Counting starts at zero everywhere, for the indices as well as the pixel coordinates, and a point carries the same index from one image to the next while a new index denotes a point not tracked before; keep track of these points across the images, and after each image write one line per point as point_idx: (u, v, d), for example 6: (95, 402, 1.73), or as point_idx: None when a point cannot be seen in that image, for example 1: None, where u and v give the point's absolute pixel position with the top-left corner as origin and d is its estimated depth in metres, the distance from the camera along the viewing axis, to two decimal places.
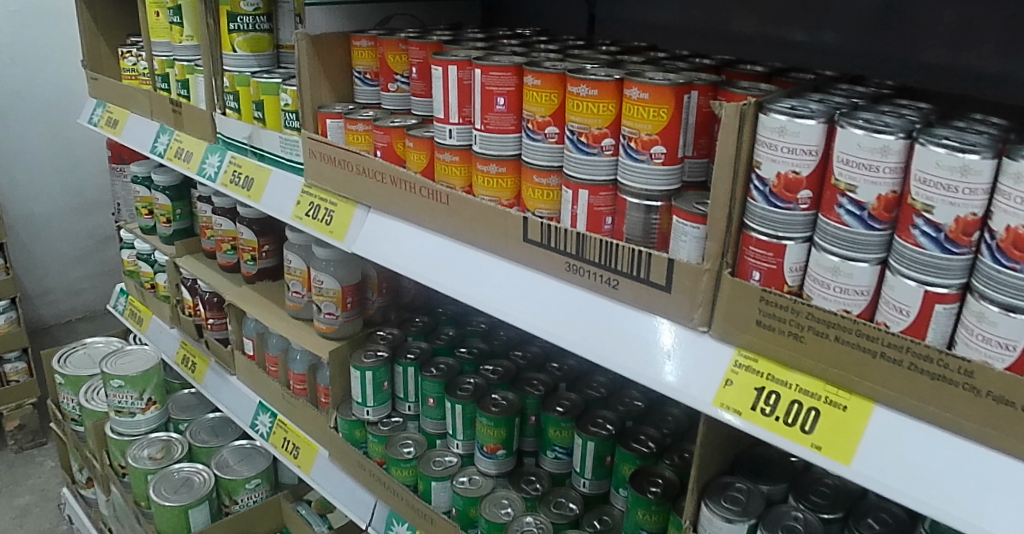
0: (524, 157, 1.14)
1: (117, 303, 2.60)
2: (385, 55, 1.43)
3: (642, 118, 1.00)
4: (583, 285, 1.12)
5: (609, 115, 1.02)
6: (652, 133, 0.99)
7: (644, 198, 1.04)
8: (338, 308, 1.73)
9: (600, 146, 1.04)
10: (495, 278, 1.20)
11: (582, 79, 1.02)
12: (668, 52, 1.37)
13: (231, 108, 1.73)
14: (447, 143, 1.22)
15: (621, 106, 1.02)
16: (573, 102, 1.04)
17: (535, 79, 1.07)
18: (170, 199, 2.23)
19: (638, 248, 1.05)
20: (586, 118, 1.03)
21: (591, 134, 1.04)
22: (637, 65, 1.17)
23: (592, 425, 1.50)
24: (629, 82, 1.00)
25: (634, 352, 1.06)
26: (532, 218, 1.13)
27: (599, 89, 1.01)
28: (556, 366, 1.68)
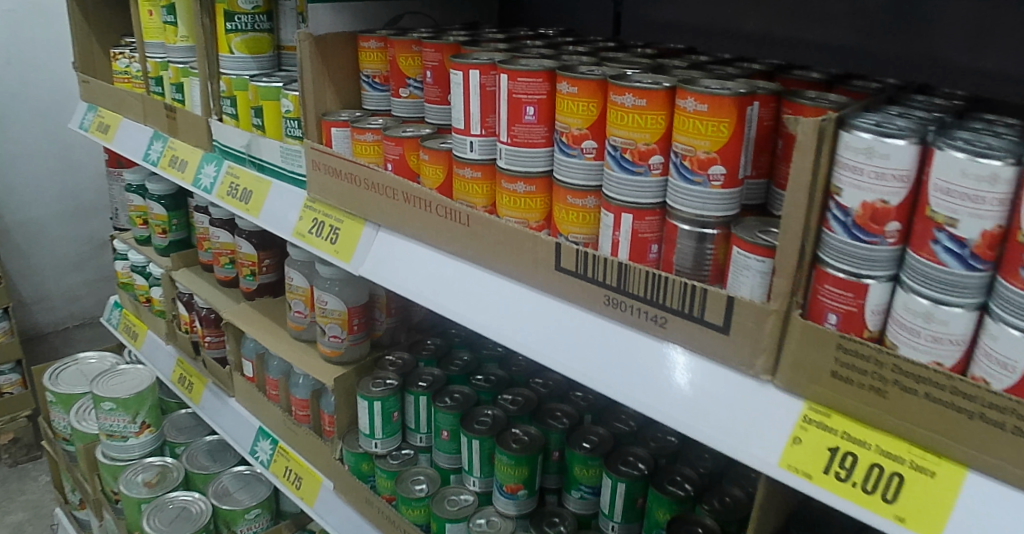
0: (556, 174, 1.00)
1: (111, 316, 2.48)
2: (396, 57, 1.30)
3: (698, 132, 0.86)
4: (624, 322, 0.98)
5: (658, 129, 0.89)
6: (710, 151, 0.86)
7: (698, 225, 0.91)
8: (344, 331, 1.60)
9: (648, 165, 0.91)
10: (506, 300, 1.08)
11: (627, 87, 0.88)
12: (710, 55, 1.23)
13: (228, 114, 1.60)
14: (468, 158, 1.08)
15: (671, 119, 0.88)
16: (616, 113, 0.90)
17: (571, 86, 0.94)
18: (165, 208, 2.10)
19: (692, 283, 0.92)
20: (631, 132, 0.90)
21: (637, 151, 0.90)
22: (683, 70, 1.03)
23: (622, 464, 1.37)
24: (683, 91, 0.86)
25: (670, 395, 0.95)
26: (566, 244, 1.00)
27: (647, 98, 0.88)
28: (580, 396, 1.54)
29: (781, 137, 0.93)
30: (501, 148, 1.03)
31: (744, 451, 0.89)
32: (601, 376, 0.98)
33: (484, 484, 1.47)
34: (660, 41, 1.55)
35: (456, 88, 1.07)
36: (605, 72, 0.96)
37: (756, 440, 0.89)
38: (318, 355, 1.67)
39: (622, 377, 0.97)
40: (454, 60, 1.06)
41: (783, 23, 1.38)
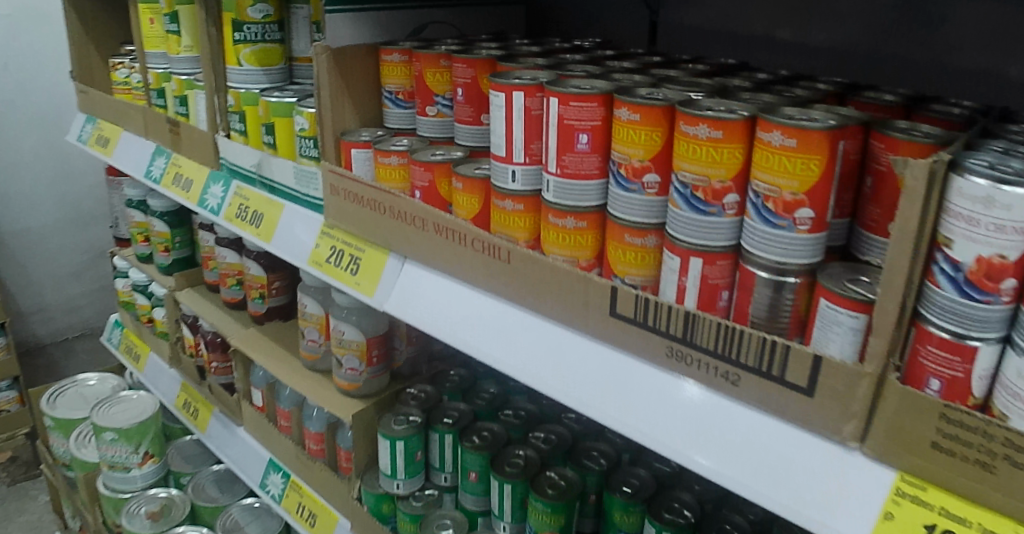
0: (611, 210, 0.89)
1: (113, 336, 2.38)
2: (422, 72, 1.19)
3: (784, 170, 0.75)
4: (688, 375, 0.88)
5: (735, 164, 0.78)
6: (797, 192, 0.75)
7: (777, 272, 0.80)
8: (362, 363, 1.50)
9: (722, 204, 0.80)
10: (518, 330, 1.00)
11: (702, 117, 0.77)
12: (768, 71, 1.12)
13: (236, 130, 1.49)
14: (509, 190, 0.97)
15: (751, 154, 0.77)
16: (686, 145, 0.79)
17: (633, 113, 0.83)
18: (168, 225, 1.99)
19: (773, 338, 0.81)
20: (704, 167, 0.79)
21: (710, 189, 0.79)
22: (750, 92, 0.92)
23: (666, 511, 1.25)
24: (767, 123, 0.75)
25: (691, 432, 0.87)
26: (623, 287, 0.89)
27: (725, 130, 0.77)
28: (615, 434, 1.43)
29: (870, 173, 0.82)
30: (548, 180, 0.92)
31: (766, 495, 0.82)
32: (616, 413, 0.91)
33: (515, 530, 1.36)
34: (700, 52, 1.44)
35: (496, 110, 0.96)
36: (669, 97, 0.85)
37: (789, 488, 0.81)
38: (333, 387, 1.56)
39: (639, 413, 0.89)
40: (495, 80, 0.95)
41: (841, 36, 1.26)
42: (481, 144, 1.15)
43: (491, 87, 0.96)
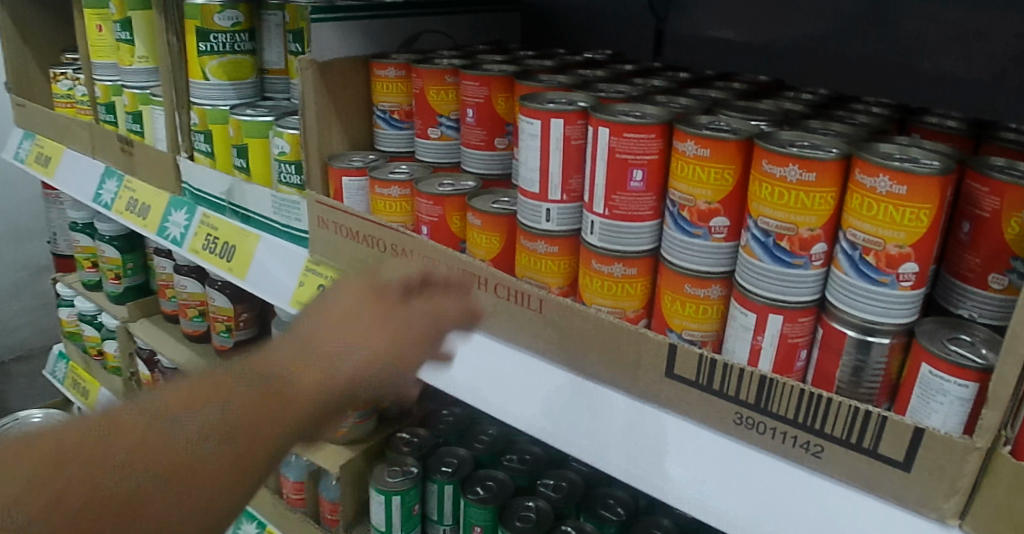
0: (665, 255, 0.79)
1: (57, 369, 2.17)
2: (423, 90, 1.05)
3: (889, 220, 0.66)
4: (756, 443, 0.77)
5: (827, 210, 0.68)
6: (904, 245, 0.66)
7: (866, 330, 0.71)
8: None
9: (809, 255, 0.70)
10: (499, 365, 0.93)
11: (790, 156, 0.68)
12: (802, 97, 1.05)
13: (201, 151, 1.32)
14: (544, 231, 0.87)
15: (846, 199, 0.68)
16: (768, 188, 0.70)
17: (700, 148, 0.72)
18: (119, 250, 1.81)
19: (865, 407, 0.71)
20: (791, 213, 0.69)
21: (797, 238, 0.70)
22: (810, 123, 0.84)
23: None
24: (871, 165, 0.65)
25: (682, 472, 0.79)
26: (684, 345, 0.78)
27: (818, 171, 0.67)
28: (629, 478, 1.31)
29: (968, 218, 0.73)
30: (592, 221, 0.82)
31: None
32: (626, 461, 0.82)
33: None
34: (713, 63, 1.33)
35: (528, 139, 0.84)
36: (736, 127, 0.75)
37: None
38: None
39: (655, 464, 0.81)
40: (526, 105, 0.84)
41: (872, 47, 1.16)
42: (491, 171, 1.03)
43: (520, 112, 0.85)
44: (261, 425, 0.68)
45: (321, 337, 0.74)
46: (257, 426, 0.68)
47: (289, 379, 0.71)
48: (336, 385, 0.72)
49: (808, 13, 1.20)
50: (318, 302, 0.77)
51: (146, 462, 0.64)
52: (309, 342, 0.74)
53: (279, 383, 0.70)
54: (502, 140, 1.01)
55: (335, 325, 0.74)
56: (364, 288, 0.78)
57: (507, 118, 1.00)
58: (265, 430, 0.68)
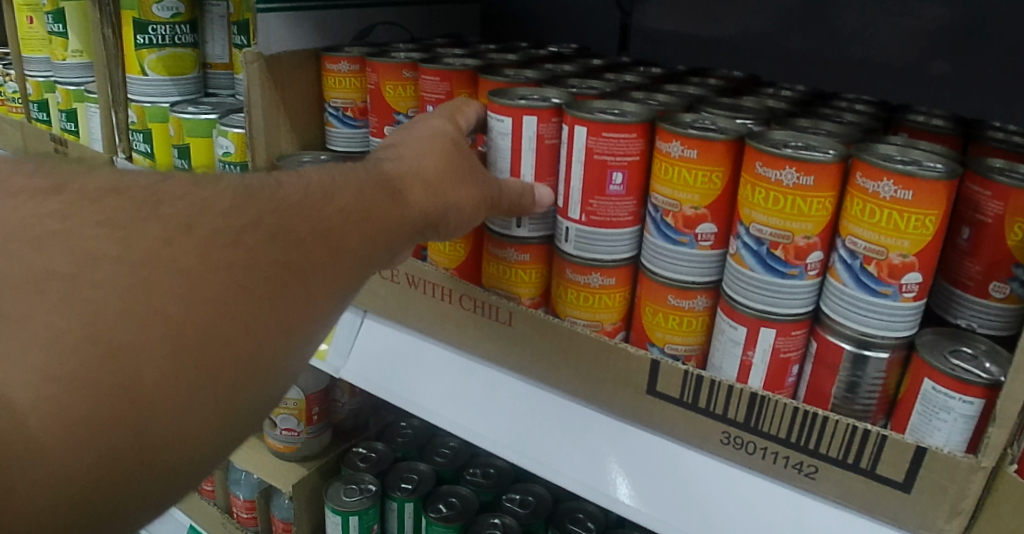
0: (647, 265, 0.77)
1: None
2: (379, 85, 0.98)
3: (893, 228, 0.65)
4: (747, 465, 0.72)
5: (824, 216, 0.68)
6: (908, 254, 0.66)
7: (862, 344, 0.70)
8: (300, 423, 1.27)
9: (804, 264, 0.70)
10: (460, 377, 0.86)
11: (786, 158, 0.67)
12: (775, 96, 1.02)
13: (140, 152, 1.22)
14: (520, 236, 0.81)
15: (845, 205, 0.68)
16: (762, 192, 0.69)
17: (687, 149, 0.71)
18: None
19: (864, 426, 0.65)
20: (787, 221, 0.68)
21: (793, 247, 0.69)
22: (794, 127, 0.84)
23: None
24: (874, 170, 0.65)
25: (659, 493, 0.74)
26: (667, 361, 0.72)
27: (815, 174, 0.67)
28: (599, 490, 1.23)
29: (968, 224, 0.69)
30: (567, 228, 0.78)
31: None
32: (607, 485, 0.76)
33: None
34: (682, 59, 1.28)
35: (498, 137, 0.78)
36: (722, 126, 0.75)
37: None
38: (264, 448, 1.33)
39: (639, 488, 0.75)
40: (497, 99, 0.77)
41: (845, 42, 1.12)
42: None
43: (489, 108, 0.78)
44: (385, 222, 0.62)
45: (434, 164, 0.70)
46: (387, 210, 0.63)
47: (404, 182, 0.67)
48: (435, 200, 0.68)
49: (782, 7, 1.16)
50: (399, 132, 0.75)
51: (246, 261, 0.51)
52: (411, 156, 0.69)
53: (398, 180, 0.66)
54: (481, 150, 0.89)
55: (449, 159, 0.71)
56: (444, 124, 0.75)
57: None
58: (392, 216, 0.63)
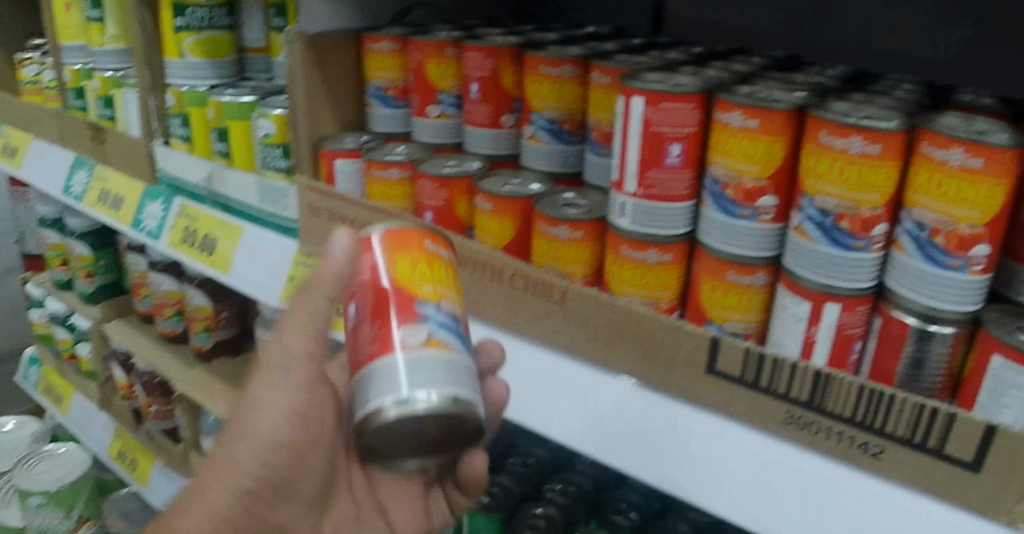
0: (705, 239, 0.75)
1: (30, 375, 2.05)
2: (421, 64, 0.96)
3: (960, 198, 0.63)
4: (811, 446, 0.70)
5: (889, 186, 0.66)
6: (976, 226, 0.63)
7: (929, 320, 0.68)
8: None
9: (870, 237, 0.68)
10: (514, 358, 0.84)
11: (853, 126, 0.65)
12: (821, 74, 0.99)
13: (178, 136, 1.21)
14: (374, 402, 0.61)
15: (911, 174, 0.66)
16: (826, 162, 0.67)
17: (747, 119, 0.70)
18: (90, 248, 1.65)
19: (933, 405, 0.62)
20: (851, 191, 0.66)
21: (858, 218, 0.67)
22: (849, 100, 0.81)
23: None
24: (940, 137, 0.63)
25: (714, 475, 0.72)
26: (729, 339, 0.70)
27: (882, 143, 0.65)
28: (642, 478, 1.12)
29: None
30: (622, 202, 0.76)
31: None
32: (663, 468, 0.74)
33: None
34: (721, 39, 1.24)
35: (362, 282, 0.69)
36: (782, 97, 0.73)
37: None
38: None
39: (695, 471, 0.73)
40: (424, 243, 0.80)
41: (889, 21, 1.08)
42: (500, 152, 0.94)
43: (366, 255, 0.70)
44: None
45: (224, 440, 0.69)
46: None
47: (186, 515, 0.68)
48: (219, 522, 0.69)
49: None
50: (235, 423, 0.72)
51: None
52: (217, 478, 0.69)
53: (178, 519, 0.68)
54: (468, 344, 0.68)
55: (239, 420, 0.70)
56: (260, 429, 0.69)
57: (514, 94, 0.92)
58: None
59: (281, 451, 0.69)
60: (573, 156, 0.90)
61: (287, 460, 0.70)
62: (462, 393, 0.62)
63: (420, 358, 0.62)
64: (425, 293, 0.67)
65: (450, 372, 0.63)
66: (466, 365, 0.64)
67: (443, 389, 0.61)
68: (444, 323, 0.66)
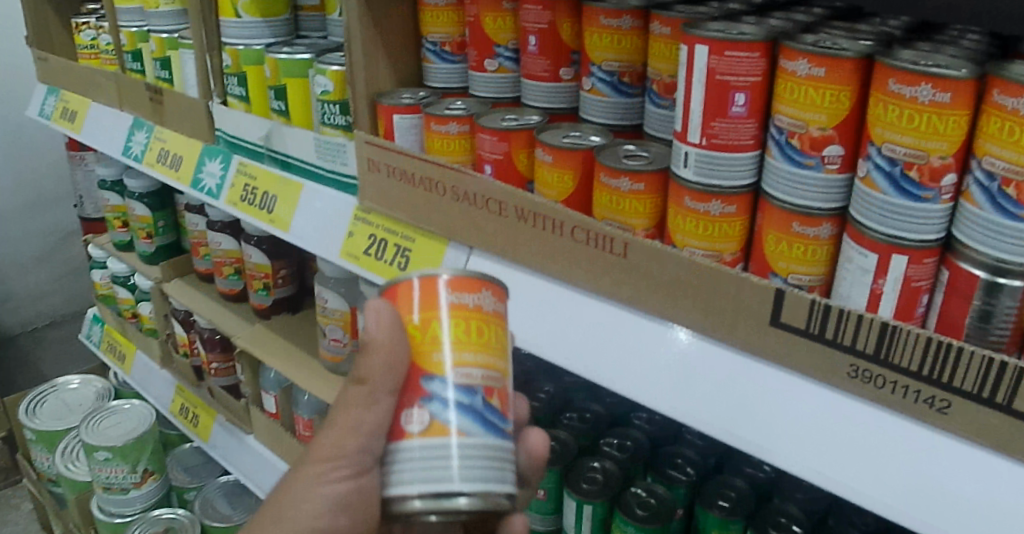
0: (769, 190, 0.75)
1: (92, 333, 2.11)
2: (478, 18, 0.95)
3: None
4: (876, 400, 0.69)
5: (960, 135, 0.64)
6: None
7: (997, 272, 0.66)
8: (346, 334, 1.28)
9: (939, 187, 0.66)
10: (576, 312, 0.84)
11: (923, 74, 0.63)
12: (885, 22, 0.96)
13: (235, 95, 1.22)
14: (402, 489, 0.65)
15: (983, 122, 0.64)
16: (894, 110, 0.65)
17: (814, 67, 0.68)
18: (149, 208, 1.69)
19: (1002, 358, 0.61)
20: (921, 139, 0.65)
21: (928, 168, 0.65)
22: (918, 46, 0.79)
23: (772, 527, 0.97)
24: (1010, 84, 0.61)
25: (777, 426, 0.72)
26: (794, 291, 0.69)
27: (953, 91, 0.63)
28: (697, 434, 1.14)
29: None
30: (686, 153, 0.76)
31: (855, 489, 0.67)
32: (722, 419, 0.74)
33: None
34: None
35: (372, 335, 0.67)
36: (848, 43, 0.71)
37: (916, 498, 0.65)
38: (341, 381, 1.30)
39: (754, 423, 0.73)
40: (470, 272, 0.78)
41: None
42: (560, 105, 0.95)
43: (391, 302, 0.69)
44: None
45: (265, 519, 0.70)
46: None
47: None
48: None
49: None
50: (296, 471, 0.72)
51: None
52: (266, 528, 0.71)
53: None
54: (498, 402, 0.68)
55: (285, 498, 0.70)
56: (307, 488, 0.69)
57: (573, 46, 0.91)
58: None
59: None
60: (635, 107, 0.89)
61: None
62: (493, 486, 0.65)
63: (459, 456, 0.64)
64: (435, 364, 0.66)
65: (486, 468, 0.65)
66: (498, 452, 0.67)
67: (479, 489, 0.64)
68: (458, 400, 0.66)
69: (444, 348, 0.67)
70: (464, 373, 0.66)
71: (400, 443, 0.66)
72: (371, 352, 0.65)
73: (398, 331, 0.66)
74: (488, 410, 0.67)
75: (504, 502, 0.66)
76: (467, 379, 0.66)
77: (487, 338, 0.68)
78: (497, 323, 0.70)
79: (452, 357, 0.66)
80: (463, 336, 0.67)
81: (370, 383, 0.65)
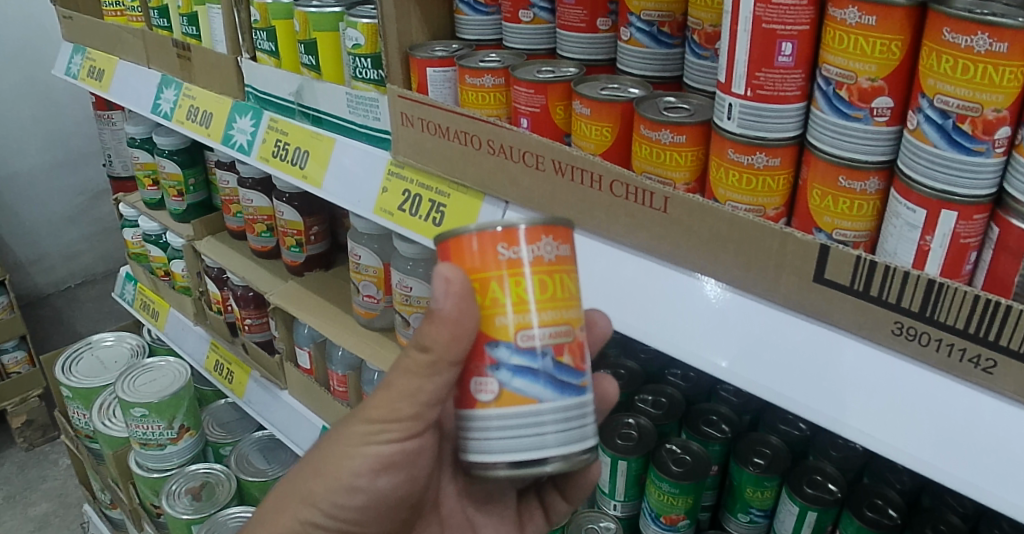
0: (814, 141, 0.73)
1: (125, 291, 2.13)
2: None
3: None
4: (920, 358, 0.68)
5: (1017, 86, 0.62)
6: None
7: None
8: (380, 290, 1.29)
9: (993, 140, 0.64)
10: (614, 266, 0.83)
11: (979, 23, 0.60)
12: None
13: (265, 51, 1.21)
14: (489, 459, 0.67)
15: None
16: (948, 60, 0.63)
17: (865, 15, 0.66)
18: (180, 165, 1.70)
19: None
20: (974, 91, 0.62)
21: (981, 120, 0.63)
22: None
23: (807, 485, 0.97)
24: None
25: (816, 382, 0.71)
26: (838, 247, 0.68)
27: (1010, 41, 0.60)
28: (731, 390, 1.13)
29: None
30: (729, 104, 0.74)
31: (896, 447, 0.66)
32: (762, 376, 0.73)
33: (628, 508, 1.10)
34: None
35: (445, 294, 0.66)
36: None
37: (957, 456, 0.64)
38: (378, 338, 1.31)
39: (796, 381, 0.71)
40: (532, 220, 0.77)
41: None
42: (596, 56, 0.92)
43: (463, 254, 0.68)
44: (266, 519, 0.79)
45: (309, 469, 0.78)
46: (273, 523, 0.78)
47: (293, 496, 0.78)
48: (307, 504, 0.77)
49: None
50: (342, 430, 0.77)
51: None
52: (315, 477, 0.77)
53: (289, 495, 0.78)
54: (571, 358, 0.68)
55: (329, 458, 0.77)
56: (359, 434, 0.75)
57: None
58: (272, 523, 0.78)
59: (358, 493, 0.77)
60: (675, 58, 0.87)
61: (366, 500, 0.77)
62: (577, 449, 0.68)
63: (545, 423, 0.67)
64: (503, 328, 0.67)
65: (568, 431, 0.68)
66: (579, 410, 0.68)
67: (562, 453, 0.67)
68: (527, 365, 0.66)
69: (508, 312, 0.67)
70: (535, 336, 0.67)
71: (474, 411, 0.68)
72: (434, 325, 0.65)
73: (464, 300, 0.65)
74: (559, 369, 0.67)
75: (587, 456, 0.69)
76: (532, 341, 0.67)
77: (556, 291, 0.68)
78: (567, 269, 0.69)
79: (518, 320, 0.67)
80: (529, 295, 0.67)
81: (433, 352, 0.67)
